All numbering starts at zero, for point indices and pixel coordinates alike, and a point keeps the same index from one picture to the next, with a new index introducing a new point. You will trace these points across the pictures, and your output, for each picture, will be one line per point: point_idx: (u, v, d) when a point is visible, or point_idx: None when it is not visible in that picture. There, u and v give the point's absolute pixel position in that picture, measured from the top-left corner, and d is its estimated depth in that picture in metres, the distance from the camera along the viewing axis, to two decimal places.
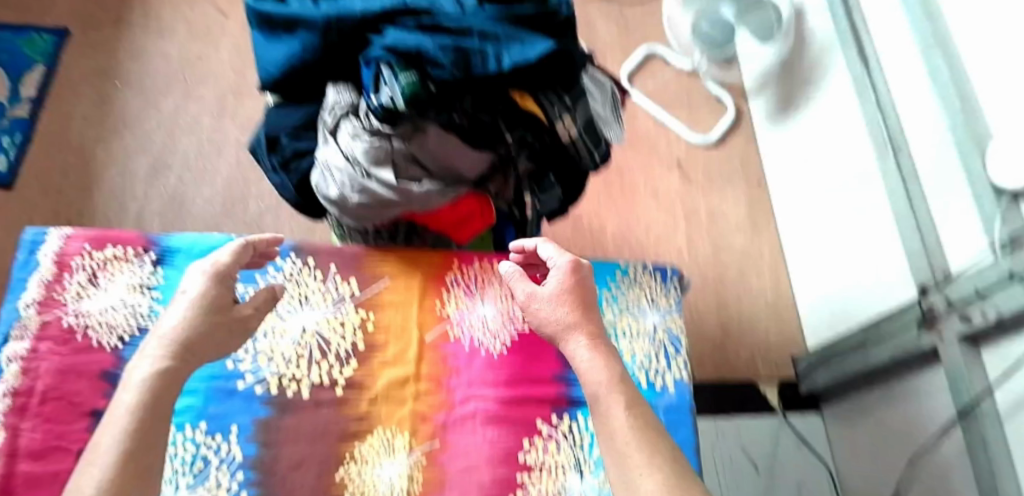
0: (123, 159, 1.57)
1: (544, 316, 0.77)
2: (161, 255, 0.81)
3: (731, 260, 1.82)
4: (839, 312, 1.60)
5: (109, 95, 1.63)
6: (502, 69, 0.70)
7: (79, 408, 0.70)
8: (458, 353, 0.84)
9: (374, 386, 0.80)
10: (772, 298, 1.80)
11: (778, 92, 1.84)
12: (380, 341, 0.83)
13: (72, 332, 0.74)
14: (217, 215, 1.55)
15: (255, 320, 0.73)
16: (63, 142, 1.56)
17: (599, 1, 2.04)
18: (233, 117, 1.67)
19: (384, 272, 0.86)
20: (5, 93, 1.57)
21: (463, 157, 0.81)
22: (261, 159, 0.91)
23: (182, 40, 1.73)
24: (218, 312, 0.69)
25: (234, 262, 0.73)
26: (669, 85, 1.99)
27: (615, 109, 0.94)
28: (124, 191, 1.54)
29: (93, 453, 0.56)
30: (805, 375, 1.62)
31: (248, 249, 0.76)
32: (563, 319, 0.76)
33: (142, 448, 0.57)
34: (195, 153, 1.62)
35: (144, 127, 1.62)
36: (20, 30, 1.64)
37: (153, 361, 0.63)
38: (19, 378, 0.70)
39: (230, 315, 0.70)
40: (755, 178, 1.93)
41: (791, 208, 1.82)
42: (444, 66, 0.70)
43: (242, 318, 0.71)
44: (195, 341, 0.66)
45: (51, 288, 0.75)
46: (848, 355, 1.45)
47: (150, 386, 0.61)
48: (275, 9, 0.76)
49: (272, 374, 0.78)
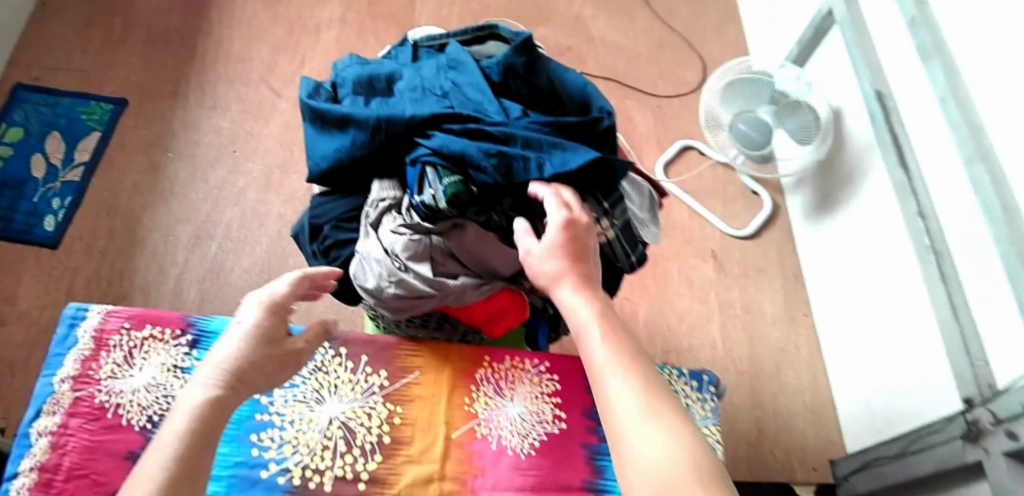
0: (167, 227, 1.65)
1: (534, 270, 0.69)
2: (196, 337, 0.83)
3: (766, 354, 1.77)
4: (881, 417, 1.51)
5: (160, 165, 1.74)
6: (543, 176, 0.73)
7: (102, 488, 0.70)
8: (484, 453, 0.81)
9: (397, 483, 0.78)
10: (809, 397, 1.72)
11: (815, 191, 1.84)
12: (406, 435, 0.81)
13: (102, 409, 0.75)
14: (255, 284, 1.60)
15: (305, 355, 0.73)
16: (120, 210, 1.66)
17: (634, 94, 2.11)
18: (279, 190, 1.74)
19: (415, 364, 0.86)
20: (60, 155, 1.71)
21: (500, 255, 0.82)
22: (303, 243, 0.94)
23: (235, 117, 1.84)
24: (273, 345, 0.68)
25: (290, 294, 0.72)
26: (703, 176, 2.02)
27: (652, 211, 0.95)
28: (170, 258, 1.61)
29: (137, 476, 0.51)
30: (843, 478, 1.54)
31: (306, 281, 0.74)
32: (554, 271, 0.68)
33: (190, 466, 0.54)
34: (238, 223, 1.69)
35: (196, 198, 1.71)
36: (81, 98, 1.80)
37: (205, 388, 0.60)
38: (47, 453, 0.71)
39: (283, 349, 0.69)
40: (791, 271, 1.91)
41: (829, 304, 1.77)
42: (487, 171, 0.72)
43: (293, 353, 0.70)
44: (246, 371, 0.64)
45: (86, 365, 0.78)
46: (886, 461, 1.38)
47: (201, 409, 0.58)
48: (329, 108, 0.80)
49: (296, 463, 0.77)
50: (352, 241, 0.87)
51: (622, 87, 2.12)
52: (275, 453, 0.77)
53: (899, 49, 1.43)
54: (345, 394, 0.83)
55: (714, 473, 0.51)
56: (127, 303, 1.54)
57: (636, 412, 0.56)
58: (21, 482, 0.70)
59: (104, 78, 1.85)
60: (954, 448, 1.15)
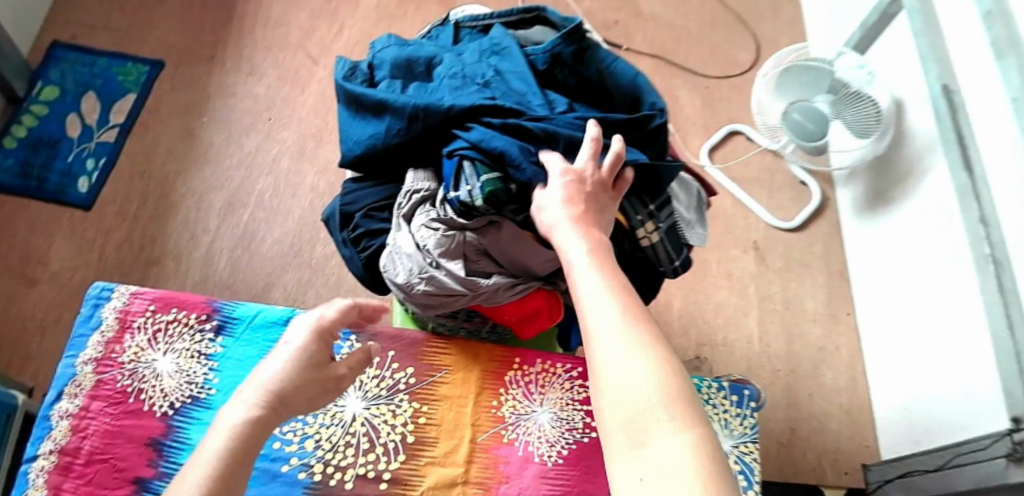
0: (201, 193, 1.65)
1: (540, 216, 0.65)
2: (222, 322, 0.81)
3: (803, 353, 1.69)
4: (920, 426, 1.43)
5: (194, 130, 1.73)
6: None
7: (123, 474, 0.70)
8: (510, 458, 0.78)
9: (420, 486, 0.75)
10: (846, 400, 1.64)
11: (869, 184, 1.73)
12: (430, 436, 0.79)
13: (124, 393, 0.75)
14: (285, 255, 1.59)
15: (348, 381, 0.69)
16: (155, 175, 1.66)
17: (682, 73, 2.01)
18: (311, 161, 1.72)
19: (442, 362, 0.84)
20: (96, 117, 1.71)
21: (536, 255, 0.77)
22: (333, 230, 0.91)
23: (271, 84, 1.81)
24: (318, 369, 0.65)
25: (339, 319, 0.69)
26: (750, 163, 1.92)
27: (699, 212, 0.88)
28: (202, 226, 1.61)
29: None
30: (876, 485, 1.49)
31: (355, 310, 0.72)
32: (559, 214, 0.63)
33: (220, 490, 0.52)
34: (270, 192, 1.67)
35: (230, 166, 1.70)
36: (117, 59, 1.80)
37: (246, 408, 0.59)
38: (67, 436, 0.72)
39: (328, 372, 0.66)
40: (837, 267, 1.81)
41: (874, 304, 1.68)
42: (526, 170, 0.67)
43: (337, 377, 0.67)
44: (289, 393, 0.62)
45: (110, 346, 0.78)
46: (922, 474, 1.32)
47: (238, 428, 0.57)
48: (365, 92, 0.76)
49: (317, 459, 0.75)
50: (385, 231, 0.85)
51: (670, 66, 2.02)
52: (297, 447, 0.76)
53: (969, 42, 1.30)
54: (371, 391, 0.80)
55: (690, 397, 0.48)
56: (159, 269, 1.55)
57: (618, 322, 0.52)
58: (41, 465, 0.70)
59: (144, 40, 1.84)
60: (997, 465, 1.10)
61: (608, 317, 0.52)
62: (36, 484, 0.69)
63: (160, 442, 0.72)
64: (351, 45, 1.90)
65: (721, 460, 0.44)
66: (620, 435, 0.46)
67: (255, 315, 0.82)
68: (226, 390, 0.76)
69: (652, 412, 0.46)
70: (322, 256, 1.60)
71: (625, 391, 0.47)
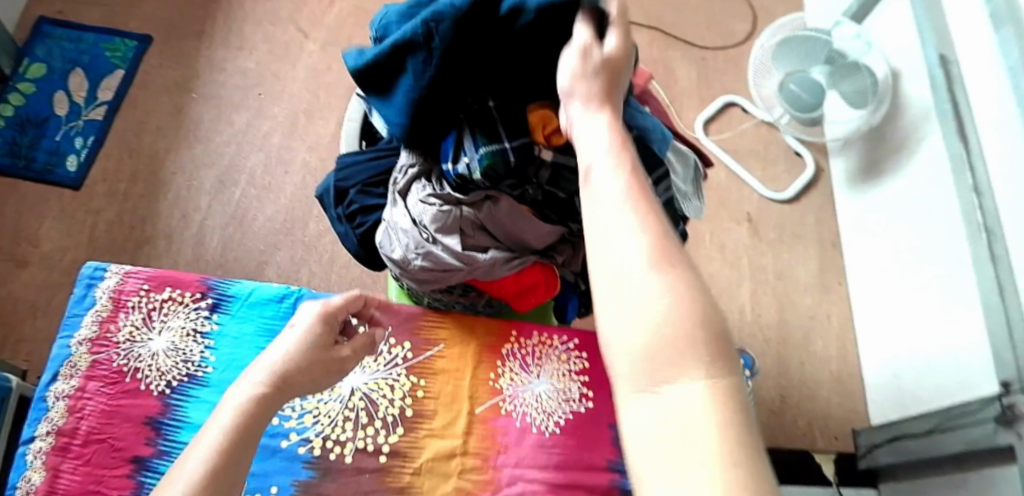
0: (191, 171, 1.63)
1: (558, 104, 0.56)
2: (217, 301, 0.81)
3: (795, 322, 1.71)
4: (910, 391, 1.46)
5: (184, 107, 1.70)
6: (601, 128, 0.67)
7: (121, 453, 0.71)
8: (508, 429, 0.80)
9: (419, 458, 0.77)
10: (837, 368, 1.67)
11: (862, 156, 1.73)
12: (428, 409, 0.80)
13: (121, 373, 0.75)
14: (277, 232, 1.58)
15: (352, 362, 0.70)
16: (144, 153, 1.64)
17: (678, 45, 1.99)
18: (303, 138, 1.70)
19: (440, 337, 0.84)
20: (83, 95, 1.68)
21: (534, 229, 0.77)
22: (328, 207, 0.91)
23: (261, 59, 1.78)
24: (323, 350, 0.67)
25: (343, 305, 0.72)
26: (745, 135, 1.91)
27: (695, 185, 0.89)
28: (192, 204, 1.59)
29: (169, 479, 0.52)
30: (865, 449, 1.51)
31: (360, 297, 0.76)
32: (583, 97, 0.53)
33: (220, 476, 0.53)
34: (262, 169, 1.65)
35: (220, 143, 1.67)
36: (103, 34, 1.76)
37: (251, 387, 0.60)
38: (64, 417, 0.72)
39: (332, 354, 0.68)
40: (829, 238, 1.82)
41: (865, 273, 1.69)
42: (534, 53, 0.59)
43: (340, 359, 0.68)
44: (295, 371, 0.63)
45: (104, 327, 0.77)
46: (911, 438, 1.35)
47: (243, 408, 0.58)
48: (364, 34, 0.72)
49: (316, 434, 0.76)
50: (379, 206, 0.85)
51: (666, 37, 1.99)
52: (294, 423, 0.76)
53: (970, 15, 1.29)
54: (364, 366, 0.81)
55: (720, 343, 0.38)
56: (151, 248, 1.54)
57: (640, 261, 0.41)
58: (39, 446, 0.70)
59: (130, 14, 1.79)
60: (984, 429, 1.12)
61: (623, 247, 0.42)
62: (34, 465, 0.69)
63: (159, 421, 0.73)
64: (342, 18, 1.85)
65: (746, 419, 0.35)
66: (628, 379, 0.39)
67: (250, 294, 0.82)
68: (223, 368, 0.77)
69: (669, 358, 0.38)
70: (315, 233, 1.59)
71: (634, 335, 0.39)
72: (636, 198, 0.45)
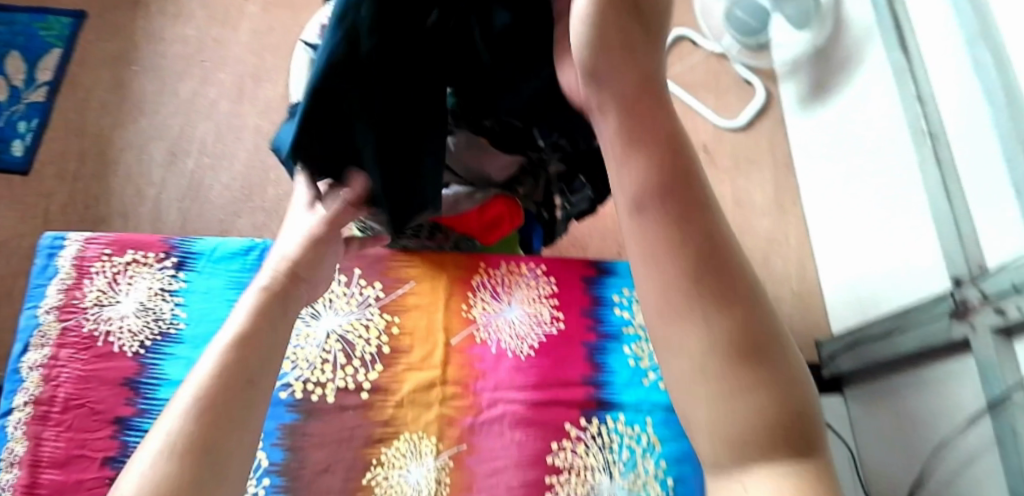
0: (139, 146, 1.58)
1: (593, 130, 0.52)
2: (182, 259, 0.80)
3: (754, 245, 1.78)
4: (868, 299, 1.54)
5: (124, 80, 1.63)
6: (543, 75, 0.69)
7: (102, 415, 0.71)
8: (484, 356, 0.83)
9: (399, 391, 0.79)
10: (796, 284, 1.76)
11: (810, 78, 1.77)
12: (405, 344, 0.82)
13: (92, 338, 0.74)
14: (236, 201, 1.55)
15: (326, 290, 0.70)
16: (89, 131, 1.57)
17: None
18: (252, 103, 1.65)
19: (410, 275, 0.86)
20: (22, 78, 1.59)
21: (494, 162, 0.79)
22: (285, 158, 0.90)
23: (200, 25, 1.71)
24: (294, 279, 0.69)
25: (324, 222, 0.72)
26: (697, 68, 1.93)
27: None
28: (145, 179, 1.55)
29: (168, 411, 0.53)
30: (829, 357, 1.58)
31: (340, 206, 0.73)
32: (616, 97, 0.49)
33: (220, 407, 0.54)
34: (213, 137, 1.61)
35: (166, 114, 1.62)
36: (37, 13, 1.65)
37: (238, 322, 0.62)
38: (41, 386, 0.71)
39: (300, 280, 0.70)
40: (783, 161, 1.88)
41: (818, 194, 1.76)
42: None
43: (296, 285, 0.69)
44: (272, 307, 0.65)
45: (70, 295, 0.76)
46: (871, 339, 1.42)
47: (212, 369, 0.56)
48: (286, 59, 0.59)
49: (296, 378, 0.78)
50: None
51: None
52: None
53: None
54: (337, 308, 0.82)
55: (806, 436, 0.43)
56: (107, 227, 1.50)
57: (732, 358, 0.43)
58: (17, 417, 0.70)
59: None
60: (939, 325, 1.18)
61: (701, 353, 0.44)
62: (16, 435, 0.69)
63: (137, 380, 0.73)
64: None
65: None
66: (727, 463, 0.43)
67: (214, 250, 0.81)
68: (196, 324, 0.77)
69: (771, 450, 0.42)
70: (275, 198, 1.57)
71: (728, 429, 0.43)
72: (705, 294, 0.45)
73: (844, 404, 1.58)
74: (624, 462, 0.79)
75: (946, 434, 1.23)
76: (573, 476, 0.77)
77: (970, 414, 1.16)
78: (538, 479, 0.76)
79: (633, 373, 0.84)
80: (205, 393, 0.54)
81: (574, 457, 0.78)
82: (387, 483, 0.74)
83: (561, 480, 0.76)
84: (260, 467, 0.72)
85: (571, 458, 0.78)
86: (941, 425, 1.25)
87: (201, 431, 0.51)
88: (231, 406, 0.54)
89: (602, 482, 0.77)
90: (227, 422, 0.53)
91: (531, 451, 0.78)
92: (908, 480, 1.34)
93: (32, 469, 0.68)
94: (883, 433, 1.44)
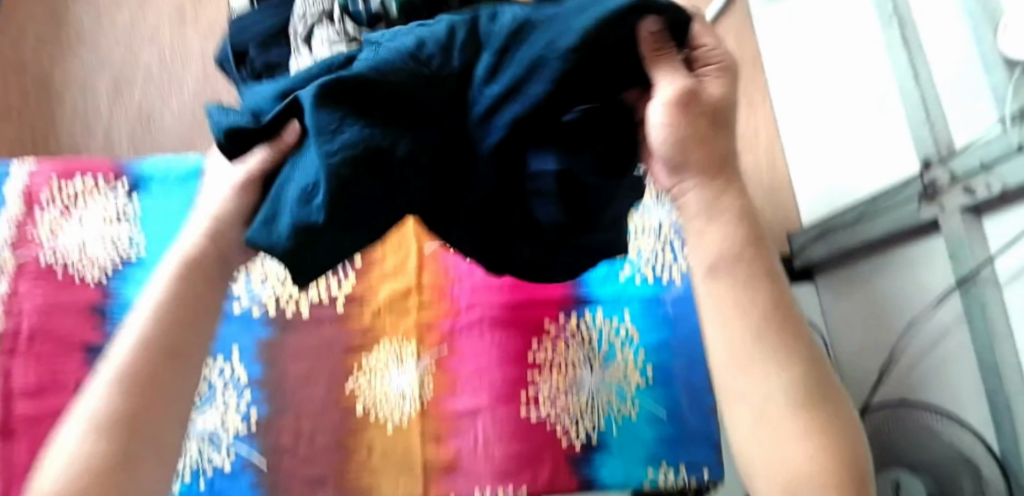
0: (82, 79, 1.46)
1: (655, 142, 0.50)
2: (135, 183, 0.77)
3: None
4: (835, 188, 1.56)
5: (63, 14, 1.51)
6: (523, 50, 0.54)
7: (70, 344, 0.70)
8: (459, 263, 0.84)
9: (376, 299, 0.81)
10: (768, 181, 1.77)
11: None
12: (378, 255, 0.83)
13: (51, 269, 0.72)
14: (189, 131, 1.46)
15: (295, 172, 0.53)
16: (31, 70, 1.46)
17: None
18: (193, 24, 1.53)
19: None
20: None
21: None
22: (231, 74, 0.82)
23: None
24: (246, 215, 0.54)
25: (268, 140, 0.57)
26: None
27: None
28: (92, 110, 1.45)
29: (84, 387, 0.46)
30: (800, 248, 1.63)
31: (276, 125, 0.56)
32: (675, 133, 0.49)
33: (145, 384, 0.46)
34: (159, 65, 1.50)
35: (107, 46, 1.50)
36: None
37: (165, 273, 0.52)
38: (5, 320, 0.69)
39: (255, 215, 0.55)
40: (752, 57, 1.83)
41: (787, 85, 1.73)
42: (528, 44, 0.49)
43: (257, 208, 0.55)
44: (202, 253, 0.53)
45: (23, 226, 0.73)
46: (840, 227, 1.47)
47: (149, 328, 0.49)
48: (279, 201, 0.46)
49: (270, 295, 0.79)
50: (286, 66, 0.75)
51: None
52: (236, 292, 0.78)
53: None
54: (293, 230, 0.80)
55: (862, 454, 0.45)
56: None
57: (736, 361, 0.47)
58: None
59: None
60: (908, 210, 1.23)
61: (775, 385, 0.46)
62: None
63: (103, 308, 0.72)
64: None
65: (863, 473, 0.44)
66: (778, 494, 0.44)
67: (167, 173, 0.78)
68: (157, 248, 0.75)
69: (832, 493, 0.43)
70: None
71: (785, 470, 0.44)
72: (782, 334, 0.47)
73: (816, 292, 1.64)
74: (603, 353, 0.81)
75: (918, 311, 1.29)
76: (553, 370, 0.79)
77: (937, 295, 1.24)
78: (519, 375, 0.78)
79: (609, 269, 0.85)
80: (141, 361, 0.47)
81: (553, 351, 0.80)
82: (370, 389, 0.77)
83: (541, 374, 0.79)
84: (240, 381, 0.75)
85: (550, 354, 0.80)
86: (912, 306, 1.31)
87: (126, 407, 0.45)
88: (166, 382, 0.48)
89: (583, 375, 0.80)
90: (158, 401, 0.47)
91: (511, 350, 0.80)
92: (880, 364, 1.42)
93: (7, 401, 0.66)
94: (852, 314, 1.51)
